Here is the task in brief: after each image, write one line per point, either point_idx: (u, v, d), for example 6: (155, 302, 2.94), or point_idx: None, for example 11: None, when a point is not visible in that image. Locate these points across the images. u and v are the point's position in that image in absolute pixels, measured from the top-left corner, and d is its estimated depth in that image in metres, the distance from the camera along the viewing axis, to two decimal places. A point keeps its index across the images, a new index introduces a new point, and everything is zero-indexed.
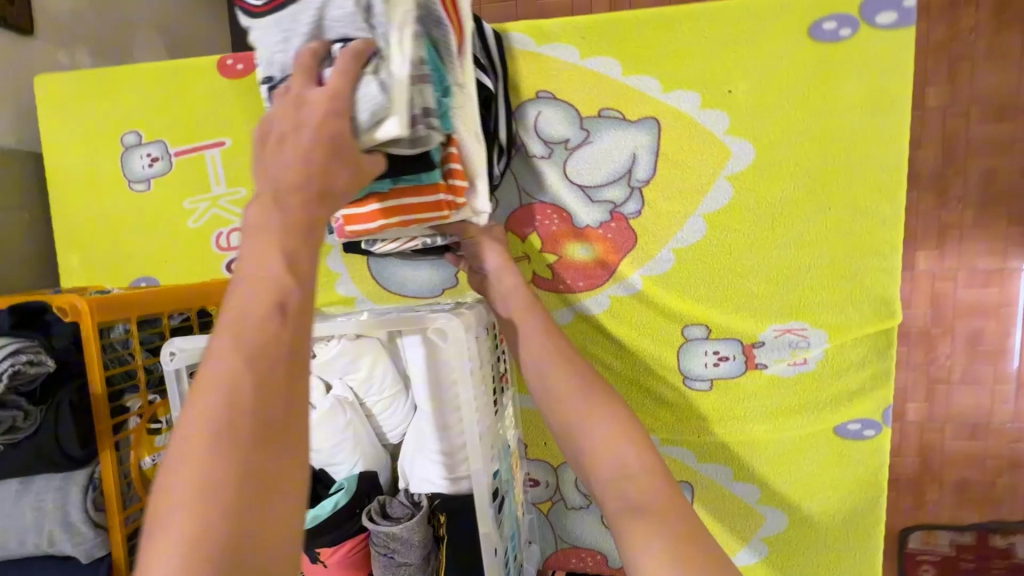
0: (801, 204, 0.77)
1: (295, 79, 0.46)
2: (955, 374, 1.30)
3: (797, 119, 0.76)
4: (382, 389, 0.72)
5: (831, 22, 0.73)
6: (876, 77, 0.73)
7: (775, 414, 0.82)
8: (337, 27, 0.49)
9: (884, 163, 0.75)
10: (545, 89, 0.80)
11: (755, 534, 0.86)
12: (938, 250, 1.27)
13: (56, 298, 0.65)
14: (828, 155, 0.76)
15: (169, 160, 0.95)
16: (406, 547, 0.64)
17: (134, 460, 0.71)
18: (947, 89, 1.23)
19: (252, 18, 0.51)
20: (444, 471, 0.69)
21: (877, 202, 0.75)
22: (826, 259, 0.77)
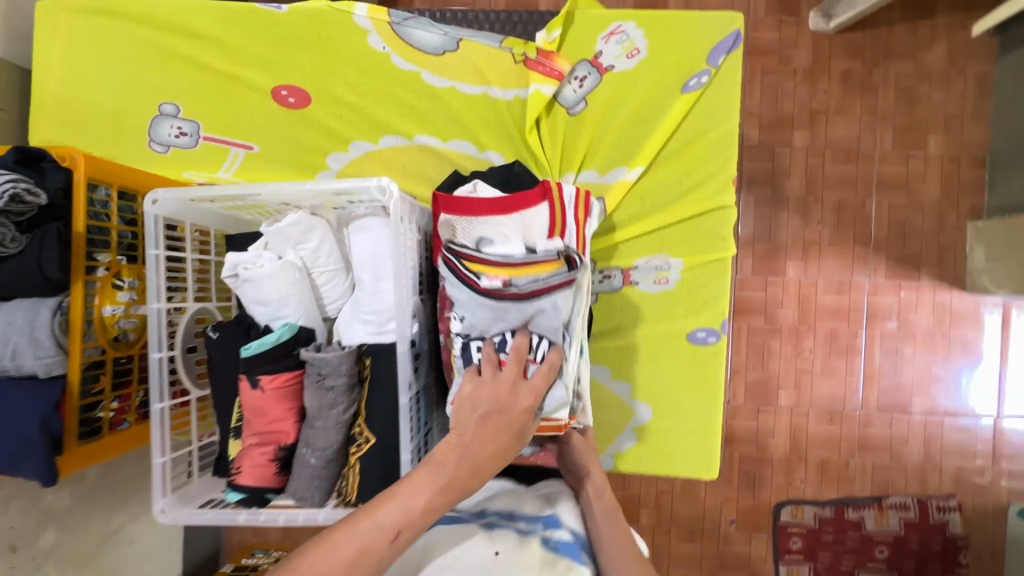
0: (661, 186, 1.04)
1: (512, 370, 0.75)
2: (816, 366, 1.63)
3: (665, 135, 1.03)
4: (328, 262, 0.87)
5: (694, 79, 1.03)
6: (720, 112, 1.02)
7: (642, 337, 1.04)
8: (537, 329, 0.80)
9: (722, 164, 1.02)
10: (498, 123, 1.08)
11: (627, 425, 1.04)
12: (802, 260, 1.61)
13: (56, 147, 0.77)
14: (684, 159, 1.03)
15: (196, 139, 1.10)
16: (336, 373, 0.78)
17: (97, 304, 0.82)
18: (810, 132, 1.60)
19: (477, 292, 0.79)
20: (371, 329, 0.84)
21: (715, 195, 1.02)
22: (682, 211, 1.03)
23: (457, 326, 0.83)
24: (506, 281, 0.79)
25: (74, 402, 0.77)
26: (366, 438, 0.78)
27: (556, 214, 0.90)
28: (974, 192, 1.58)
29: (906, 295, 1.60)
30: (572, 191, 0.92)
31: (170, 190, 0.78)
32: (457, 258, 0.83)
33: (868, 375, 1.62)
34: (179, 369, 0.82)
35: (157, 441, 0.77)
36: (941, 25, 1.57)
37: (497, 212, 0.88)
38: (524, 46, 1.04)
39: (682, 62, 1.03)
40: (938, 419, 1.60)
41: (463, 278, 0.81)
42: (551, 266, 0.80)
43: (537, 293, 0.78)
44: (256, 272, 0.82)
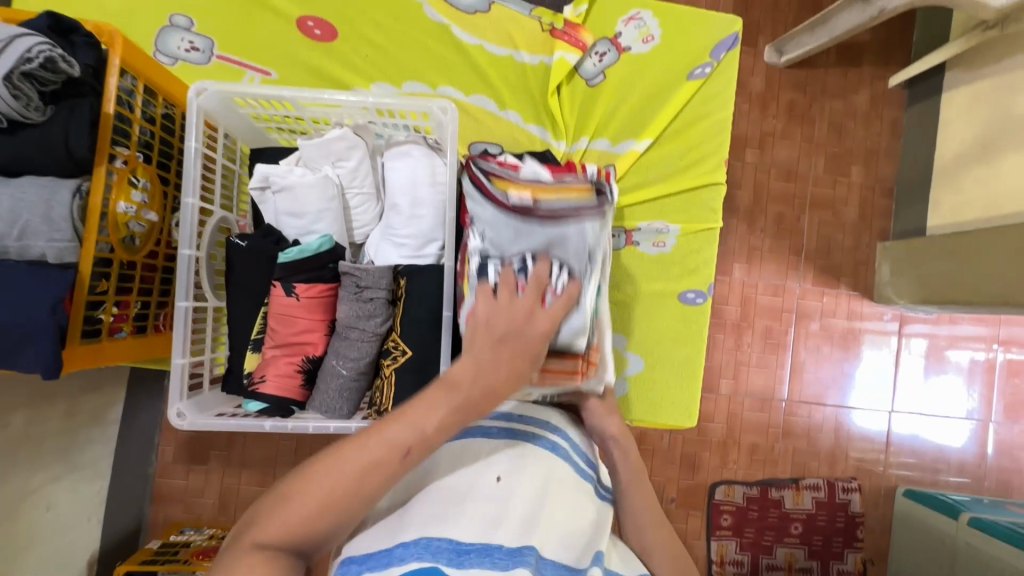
0: (665, 156, 1.14)
1: (531, 291, 0.67)
2: (752, 358, 1.63)
3: (671, 115, 1.14)
4: (364, 183, 0.88)
5: (699, 68, 1.14)
6: (719, 99, 1.14)
7: (638, 297, 1.13)
8: (562, 254, 0.73)
9: (716, 147, 1.14)
10: (519, 84, 1.14)
11: (622, 374, 1.13)
12: (746, 262, 1.63)
13: (92, 23, 0.72)
14: (686, 139, 1.14)
15: (208, 57, 1.06)
16: (375, 285, 0.79)
17: (112, 196, 0.77)
18: (758, 152, 1.64)
19: (498, 208, 0.75)
20: (406, 250, 0.86)
21: (709, 172, 1.13)
22: (679, 188, 1.13)
23: (474, 245, 0.78)
24: (531, 199, 0.75)
25: (83, 295, 0.72)
26: (402, 350, 0.79)
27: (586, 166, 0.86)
28: (883, 218, 1.67)
29: (829, 300, 1.65)
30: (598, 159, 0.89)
31: (218, 82, 0.75)
32: (484, 174, 0.79)
33: (793, 370, 1.65)
34: (201, 274, 0.79)
35: (179, 343, 0.73)
36: (867, 74, 1.67)
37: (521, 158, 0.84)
38: (553, 16, 1.11)
39: (690, 53, 1.14)
40: (846, 413, 1.65)
41: (487, 194, 0.76)
42: (577, 193, 0.76)
43: (562, 217, 0.73)
44: (294, 180, 0.81)
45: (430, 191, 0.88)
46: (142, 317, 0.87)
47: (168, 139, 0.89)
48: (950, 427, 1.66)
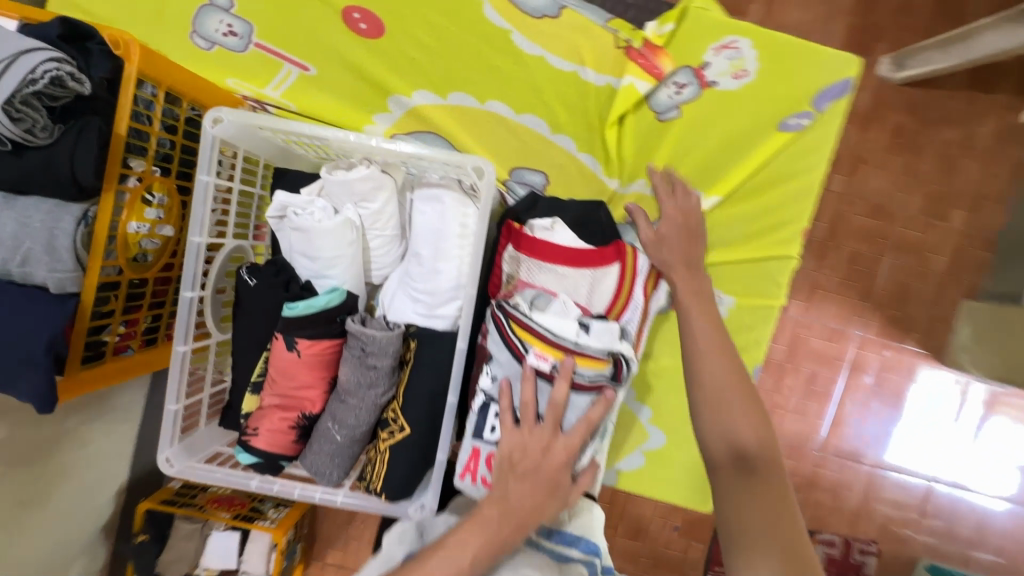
0: (733, 219, 1.00)
1: (546, 430, 0.70)
2: (789, 404, 1.35)
3: (750, 170, 0.98)
4: (386, 226, 0.80)
5: (794, 119, 0.97)
6: (811, 154, 0.98)
7: (668, 367, 1.02)
8: (569, 416, 0.73)
9: (795, 214, 0.99)
10: (576, 108, 0.99)
11: (640, 447, 1.04)
12: (806, 300, 1.33)
13: (107, 29, 0.65)
14: (763, 201, 0.99)
15: (246, 44, 0.97)
16: (381, 353, 0.72)
17: (123, 217, 0.73)
18: (846, 178, 1.32)
19: (515, 359, 0.74)
20: (422, 307, 0.79)
21: (780, 243, 0.99)
22: (744, 259, 1.00)
23: (484, 383, 0.77)
24: (553, 364, 0.74)
25: (85, 324, 0.69)
26: (400, 426, 0.74)
27: (626, 277, 0.89)
28: (975, 272, 1.31)
29: (892, 353, 1.34)
30: (645, 263, 0.91)
31: (235, 111, 0.67)
32: (506, 317, 0.76)
33: (834, 421, 1.36)
34: (205, 311, 0.75)
35: (173, 389, 0.71)
36: (1002, 101, 1.30)
37: (564, 264, 0.86)
38: (631, 32, 0.93)
39: (787, 97, 0.96)
40: (884, 476, 1.36)
41: (508, 342, 0.75)
42: (599, 363, 0.74)
43: (578, 387, 0.73)
44: (311, 222, 0.74)
45: (456, 246, 0.79)
46: (153, 329, 0.85)
47: (191, 146, 0.83)
48: (996, 468, 1.36)
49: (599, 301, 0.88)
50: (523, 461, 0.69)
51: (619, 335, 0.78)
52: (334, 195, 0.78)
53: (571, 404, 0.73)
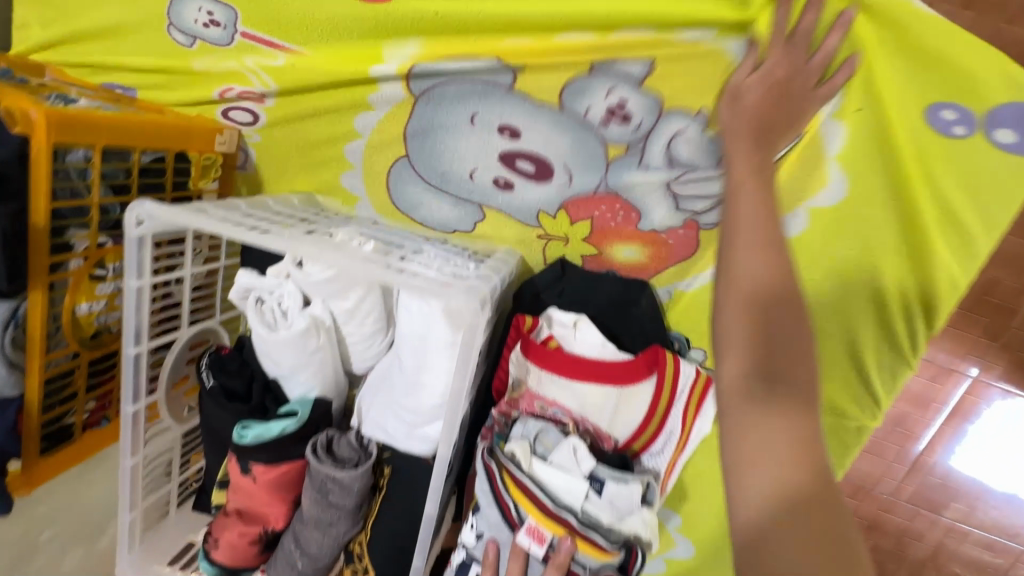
0: (840, 284, 0.67)
1: None
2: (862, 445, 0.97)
3: (867, 207, 0.62)
4: (364, 322, 0.65)
5: (952, 112, 0.56)
6: (973, 189, 0.58)
7: (711, 476, 0.83)
8: None
9: (928, 298, 0.64)
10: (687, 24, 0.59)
11: (662, 553, 0.91)
12: None
13: (5, 99, 0.54)
14: (877, 265, 0.65)
15: (230, 36, 0.73)
16: (344, 492, 0.61)
17: (68, 304, 0.63)
18: None
19: (509, 528, 0.63)
20: (402, 425, 0.65)
21: (893, 343, 0.68)
22: (833, 351, 0.70)
23: (467, 535, 0.66)
24: (549, 543, 0.61)
25: (34, 424, 0.64)
26: (364, 567, 0.65)
27: (662, 398, 0.68)
28: None
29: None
30: (690, 377, 0.69)
31: (161, 207, 0.53)
32: (500, 472, 0.63)
33: (915, 470, 0.98)
34: (160, 413, 0.66)
35: (126, 497, 0.64)
36: None
37: (581, 380, 0.68)
38: None
39: (959, 75, 0.54)
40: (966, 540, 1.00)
41: (500, 504, 0.63)
42: (605, 552, 0.62)
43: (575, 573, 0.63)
44: (267, 332, 0.62)
45: (442, 358, 0.63)
46: None
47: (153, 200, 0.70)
48: None
49: (623, 425, 0.70)
50: None
51: (639, 500, 0.64)
52: (303, 287, 0.64)
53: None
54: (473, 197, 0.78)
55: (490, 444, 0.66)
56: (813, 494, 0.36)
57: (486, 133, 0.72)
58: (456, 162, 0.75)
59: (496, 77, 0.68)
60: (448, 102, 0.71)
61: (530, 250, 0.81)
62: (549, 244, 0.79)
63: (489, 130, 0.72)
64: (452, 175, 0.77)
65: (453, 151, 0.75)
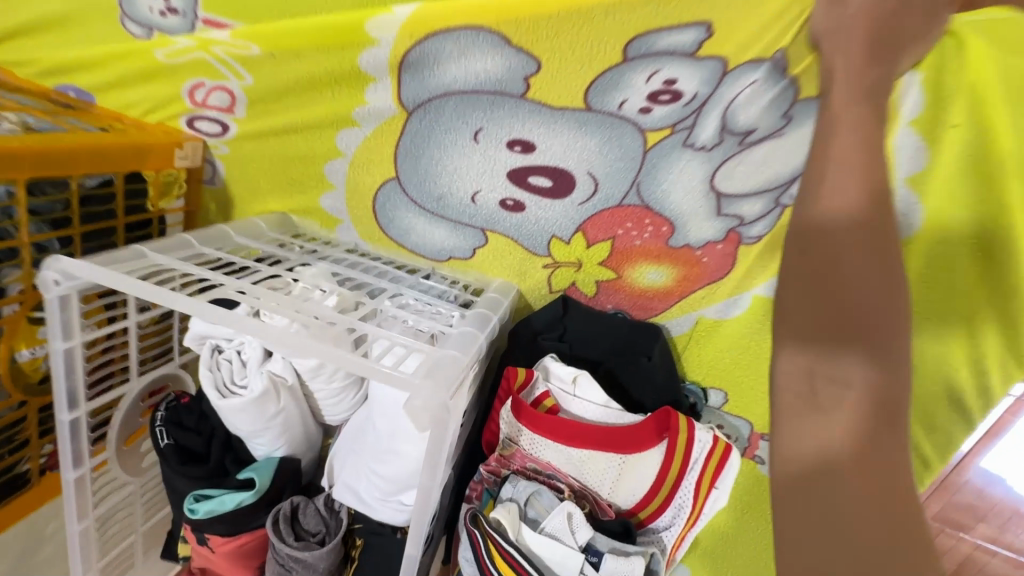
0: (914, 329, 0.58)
1: None
2: None
3: (958, 229, 0.54)
4: (332, 378, 0.58)
5: None
6: None
7: (721, 525, 0.77)
8: None
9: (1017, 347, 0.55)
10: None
11: None
12: None
13: None
14: (957, 300, 0.56)
15: (190, 23, 0.63)
16: (307, 571, 0.55)
17: (6, 352, 0.57)
18: None
19: None
20: (375, 492, 0.58)
21: (964, 398, 0.59)
22: None
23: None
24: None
25: None
26: None
27: (673, 466, 0.59)
28: None
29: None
30: (705, 444, 0.59)
31: (75, 266, 0.45)
32: (487, 541, 0.52)
33: None
34: (110, 470, 0.60)
35: (77, 561, 0.58)
36: None
37: (579, 446, 0.59)
38: None
39: None
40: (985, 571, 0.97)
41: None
42: None
43: None
44: (213, 396, 0.54)
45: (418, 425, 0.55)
46: None
47: (100, 229, 0.63)
48: None
49: (627, 495, 0.61)
50: None
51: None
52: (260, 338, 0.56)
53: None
54: (477, 221, 0.68)
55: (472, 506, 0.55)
56: (861, 468, 0.35)
57: (492, 148, 0.62)
58: (456, 183, 0.65)
59: (505, 85, 0.58)
60: (447, 112, 0.61)
61: (529, 281, 0.71)
62: (556, 271, 0.70)
63: (496, 145, 0.62)
64: (451, 197, 0.67)
65: (452, 170, 0.65)
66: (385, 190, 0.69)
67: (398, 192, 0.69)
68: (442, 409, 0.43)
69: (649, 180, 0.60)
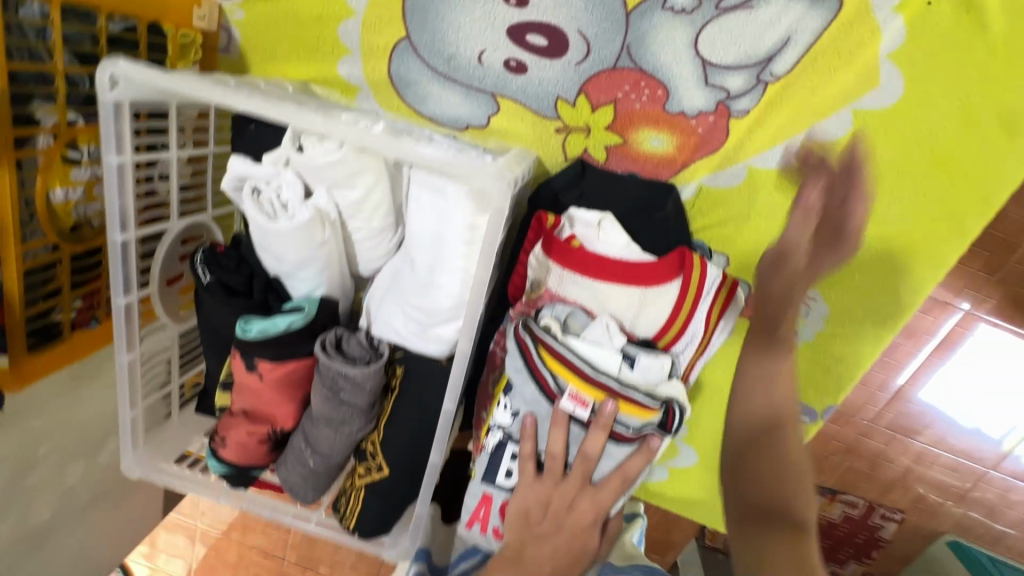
0: (894, 183, 0.68)
1: (574, 479, 0.58)
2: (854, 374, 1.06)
3: (938, 88, 0.64)
4: (371, 219, 0.61)
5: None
6: None
7: (718, 383, 0.83)
8: (602, 470, 0.59)
9: (986, 189, 0.66)
10: None
11: (665, 462, 0.91)
12: None
13: None
14: (941, 159, 0.66)
15: None
16: (355, 389, 0.59)
17: (42, 187, 0.57)
18: None
19: (544, 395, 0.58)
20: (412, 327, 0.62)
21: (938, 240, 0.69)
22: (881, 249, 0.72)
23: (501, 417, 0.60)
24: (591, 408, 0.57)
25: (17, 319, 0.59)
26: (377, 464, 0.63)
27: (689, 296, 0.64)
28: None
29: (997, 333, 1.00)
30: (716, 280, 0.66)
31: (137, 66, 0.46)
32: (534, 340, 0.58)
33: (896, 394, 1.08)
34: (155, 304, 0.62)
35: (126, 394, 0.62)
36: None
37: (607, 280, 0.64)
38: None
39: None
40: (935, 457, 1.13)
41: (535, 373, 0.58)
42: (648, 412, 0.57)
43: (618, 436, 0.58)
44: (266, 220, 0.57)
45: (457, 255, 0.59)
46: None
47: None
48: None
49: (648, 328, 0.66)
50: (542, 519, 0.59)
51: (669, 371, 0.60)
52: (302, 172, 0.58)
53: (605, 453, 0.59)
54: (486, 84, 0.72)
55: (522, 317, 0.61)
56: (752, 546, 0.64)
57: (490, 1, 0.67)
58: (463, 41, 0.69)
59: None
60: None
61: (547, 147, 0.74)
62: (568, 137, 0.73)
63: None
64: (460, 57, 0.70)
65: (458, 28, 0.69)
66: (399, 52, 0.71)
67: (412, 56, 0.71)
68: (502, 197, 0.53)
69: (642, 45, 0.66)
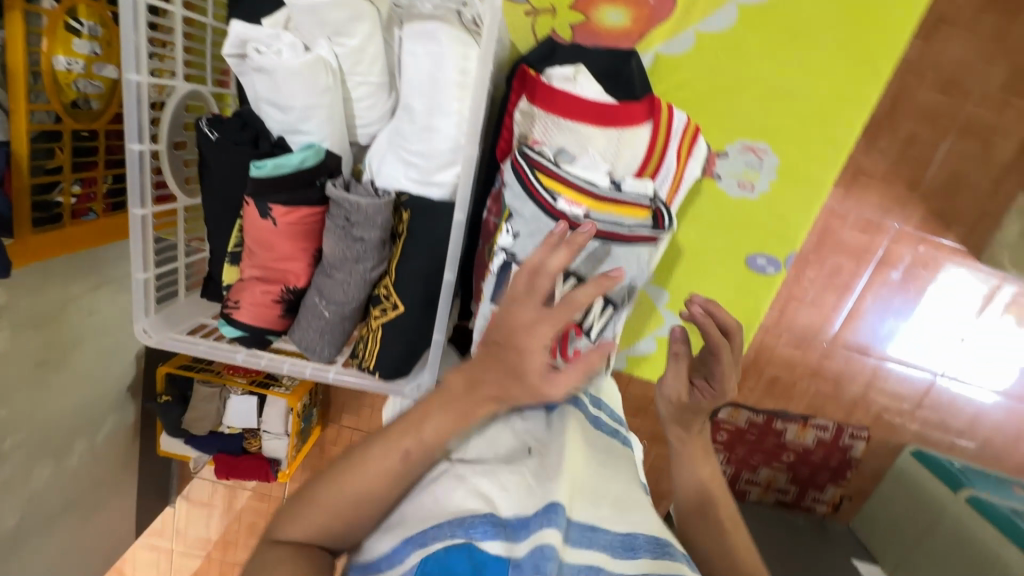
0: (820, 39, 0.80)
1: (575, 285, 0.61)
2: (807, 294, 1.15)
3: None
4: (370, 71, 0.66)
5: None
6: None
7: (687, 246, 0.92)
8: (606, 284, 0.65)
9: (890, 35, 0.79)
10: None
11: (653, 332, 0.98)
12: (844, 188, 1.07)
13: None
14: (855, 13, 0.78)
15: None
16: (367, 222, 0.63)
17: (45, 49, 0.60)
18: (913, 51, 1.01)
19: (541, 210, 0.63)
20: (415, 173, 0.67)
21: (859, 86, 0.81)
22: (815, 101, 0.83)
23: (504, 241, 0.66)
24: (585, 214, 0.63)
25: (23, 182, 0.60)
26: (394, 304, 0.67)
27: (661, 129, 0.73)
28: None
29: (928, 249, 1.11)
30: (683, 121, 0.75)
31: None
32: (529, 165, 0.64)
33: (850, 313, 1.16)
34: (163, 163, 0.65)
35: (139, 256, 0.63)
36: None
37: (587, 122, 0.71)
38: None
39: None
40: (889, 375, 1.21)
41: (531, 193, 0.63)
42: (640, 212, 0.65)
43: (614, 238, 0.63)
44: (276, 62, 0.61)
45: (452, 90, 0.64)
46: (118, 193, 0.76)
47: None
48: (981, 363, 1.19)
49: (626, 167, 0.74)
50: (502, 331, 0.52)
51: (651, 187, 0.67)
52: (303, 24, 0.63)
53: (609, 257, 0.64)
54: None
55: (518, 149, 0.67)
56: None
57: None
58: None
59: None
60: None
61: (519, 32, 0.82)
62: (537, 20, 0.82)
63: None
64: None
65: None
66: None
67: None
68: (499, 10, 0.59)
69: None
